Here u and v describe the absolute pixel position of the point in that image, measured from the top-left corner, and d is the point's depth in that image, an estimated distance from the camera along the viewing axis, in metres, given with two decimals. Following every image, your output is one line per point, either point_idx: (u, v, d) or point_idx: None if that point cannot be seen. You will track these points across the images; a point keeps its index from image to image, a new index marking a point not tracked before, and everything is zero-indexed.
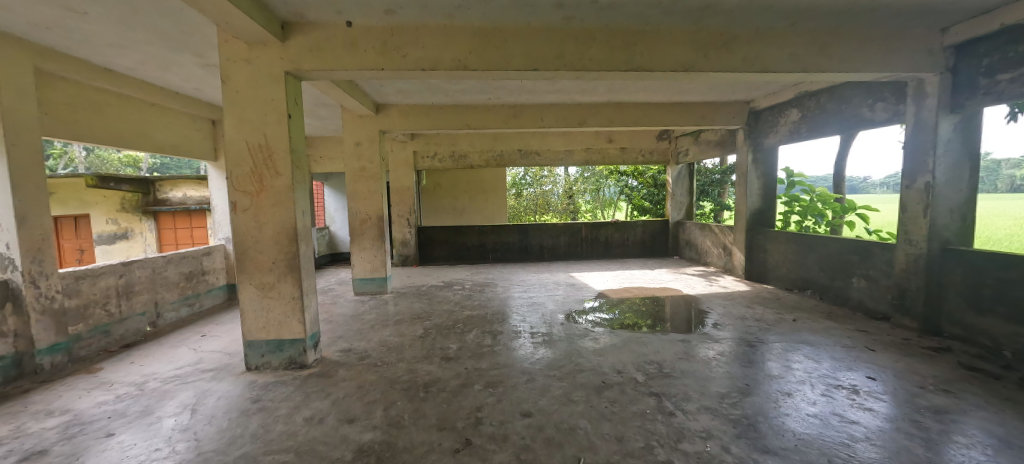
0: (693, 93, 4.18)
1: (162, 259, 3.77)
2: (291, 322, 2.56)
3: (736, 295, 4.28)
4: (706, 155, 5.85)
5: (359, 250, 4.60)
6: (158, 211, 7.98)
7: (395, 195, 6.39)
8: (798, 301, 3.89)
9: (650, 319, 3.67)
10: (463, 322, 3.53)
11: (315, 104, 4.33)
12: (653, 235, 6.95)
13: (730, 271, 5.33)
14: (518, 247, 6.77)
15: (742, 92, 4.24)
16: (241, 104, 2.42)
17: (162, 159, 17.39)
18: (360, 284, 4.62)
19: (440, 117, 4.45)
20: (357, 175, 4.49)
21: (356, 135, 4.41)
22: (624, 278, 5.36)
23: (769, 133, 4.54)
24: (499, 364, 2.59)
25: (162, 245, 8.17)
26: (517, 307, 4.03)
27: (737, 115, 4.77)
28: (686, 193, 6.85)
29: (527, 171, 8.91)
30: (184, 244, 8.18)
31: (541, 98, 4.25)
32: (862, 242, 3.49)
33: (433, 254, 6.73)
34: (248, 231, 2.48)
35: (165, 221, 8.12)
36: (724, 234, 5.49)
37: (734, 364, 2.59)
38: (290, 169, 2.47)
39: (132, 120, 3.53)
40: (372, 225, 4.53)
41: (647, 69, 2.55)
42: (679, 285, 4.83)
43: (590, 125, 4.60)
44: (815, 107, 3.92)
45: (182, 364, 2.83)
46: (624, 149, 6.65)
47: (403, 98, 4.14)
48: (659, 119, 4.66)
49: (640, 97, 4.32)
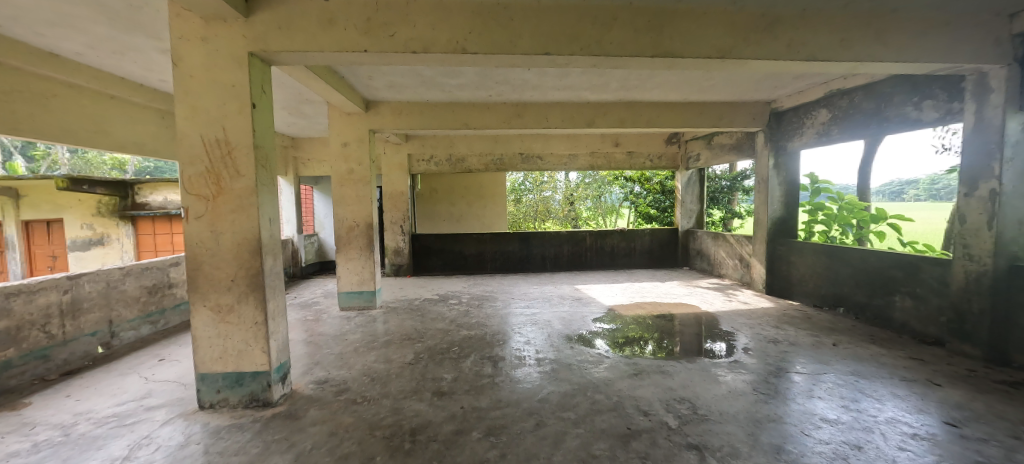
0: (713, 90, 3.83)
1: (118, 271, 3.34)
2: (253, 351, 2.14)
3: (760, 312, 3.89)
4: (720, 160, 5.50)
5: (345, 261, 4.17)
6: (136, 216, 7.51)
7: (389, 200, 6.02)
8: (832, 321, 3.50)
9: (657, 332, 3.48)
10: (460, 345, 3.11)
11: (299, 100, 3.95)
12: (661, 244, 6.56)
13: (748, 285, 4.94)
14: (518, 256, 6.36)
15: (767, 90, 3.90)
16: (196, 90, 2.03)
17: (149, 162, 16.94)
18: (346, 298, 4.18)
19: (436, 116, 4.07)
20: (344, 179, 4.10)
21: (344, 134, 4.03)
22: (633, 291, 4.96)
23: (794, 134, 4.19)
24: (502, 403, 2.17)
25: (140, 252, 7.68)
26: (519, 326, 3.60)
27: (757, 116, 4.41)
28: (696, 200, 6.48)
29: (527, 176, 8.71)
30: (164, 251, 7.71)
31: (546, 96, 3.91)
32: (907, 256, 3.12)
33: (428, 264, 6.30)
34: (203, 242, 2.08)
35: (144, 226, 7.63)
36: (741, 245, 5.11)
37: (781, 403, 2.17)
38: (253, 169, 2.07)
39: (87, 113, 3.12)
40: (360, 233, 4.11)
41: (677, 54, 2.18)
42: (695, 300, 4.42)
43: (599, 126, 4.22)
44: (849, 106, 3.57)
45: (126, 399, 2.38)
46: (630, 153, 6.30)
47: (395, 94, 3.76)
48: (673, 120, 4.30)
49: (653, 95, 3.98)
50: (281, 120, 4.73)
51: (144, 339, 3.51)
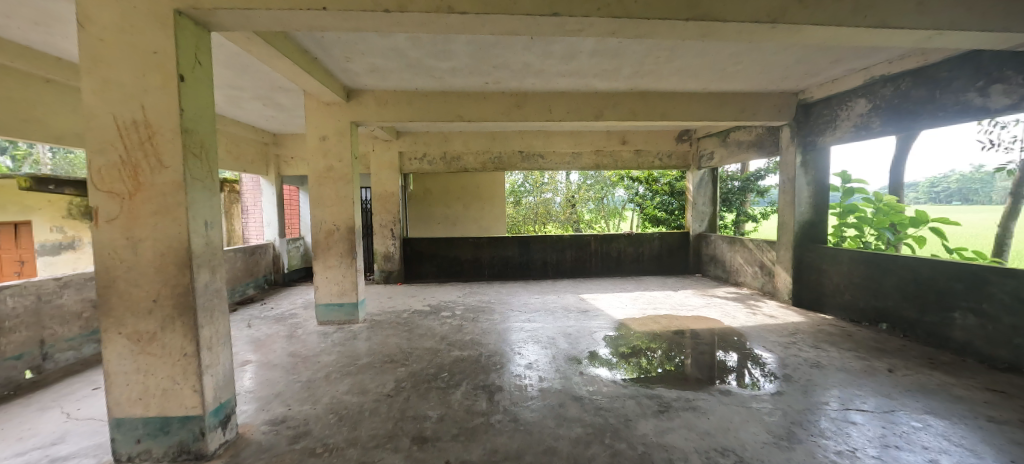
0: (739, 76, 3.39)
1: (53, 283, 2.87)
2: (181, 390, 1.67)
3: (792, 327, 3.44)
4: (737, 158, 5.06)
5: (323, 269, 3.68)
6: None
7: (379, 202, 5.58)
8: (878, 340, 3.05)
9: (673, 348, 3.10)
10: (450, 370, 2.65)
11: (271, 88, 3.51)
12: (672, 250, 6.10)
13: (771, 295, 4.48)
14: (518, 262, 5.90)
15: (796, 77, 3.49)
16: (107, 58, 1.58)
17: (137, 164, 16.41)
18: (324, 311, 3.71)
19: (426, 106, 3.63)
20: (322, 177, 3.63)
21: (322, 127, 3.57)
22: (645, 301, 4.49)
23: (826, 128, 3.76)
24: (498, 456, 1.69)
25: None
26: (518, 346, 3.12)
27: (783, 108, 3.98)
28: (709, 202, 6.05)
29: (527, 177, 8.31)
30: None
31: (549, 84, 3.49)
32: (970, 266, 2.68)
33: (420, 270, 5.84)
34: (117, 252, 1.63)
35: None
36: (762, 251, 4.65)
37: (853, 456, 1.68)
38: (181, 160, 1.62)
39: (15, 99, 2.67)
40: (341, 238, 3.64)
41: (717, 16, 1.74)
42: (715, 313, 3.95)
43: (608, 118, 3.78)
44: (894, 94, 3.14)
45: (30, 446, 1.89)
46: (638, 152, 5.86)
47: (379, 81, 3.32)
48: (692, 112, 3.86)
49: (669, 83, 3.56)
50: (256, 112, 4.29)
51: (87, 361, 3.03)
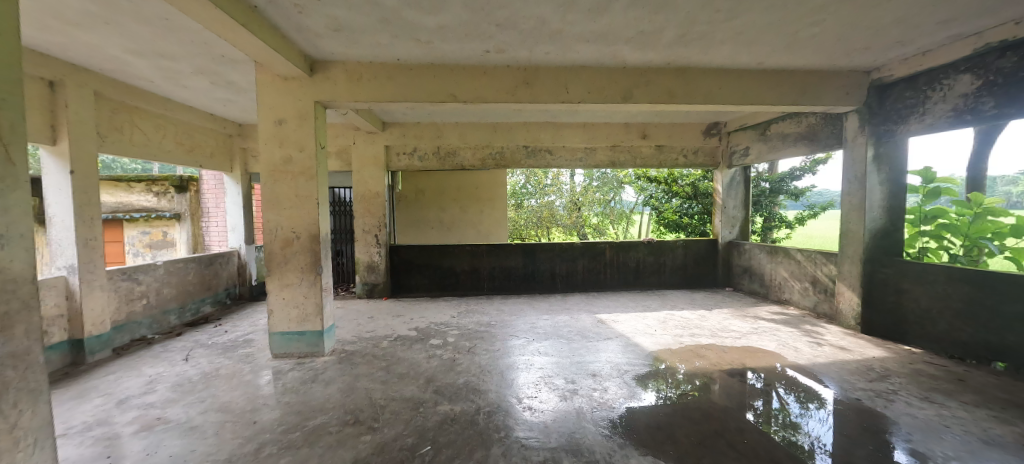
0: (810, 44, 2.65)
1: None
2: None
3: (880, 367, 2.67)
4: (779, 154, 4.32)
5: (279, 289, 2.89)
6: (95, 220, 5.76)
7: (361, 204, 4.84)
8: (1007, 390, 2.29)
9: (734, 398, 2.32)
10: (435, 442, 1.85)
11: (214, 58, 2.76)
12: (698, 259, 5.34)
13: (829, 318, 3.72)
14: (522, 273, 5.14)
15: (881, 47, 2.75)
16: None
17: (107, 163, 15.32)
18: (280, 342, 2.92)
19: (410, 83, 2.89)
20: (277, 172, 2.84)
21: (278, 107, 2.81)
22: (676, 324, 3.73)
23: (910, 113, 3.03)
24: None
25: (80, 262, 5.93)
26: (527, 396, 2.32)
27: (852, 90, 3.24)
28: (740, 206, 5.30)
29: (529, 177, 7.58)
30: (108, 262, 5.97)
31: (565, 54, 2.74)
32: None
33: (410, 283, 5.05)
34: None
35: None
36: (816, 264, 3.89)
37: None
38: None
39: None
40: (302, 249, 2.87)
41: None
42: (770, 343, 3.17)
43: (639, 100, 3.03)
44: (1018, 66, 2.41)
45: None
46: (660, 147, 5.11)
47: (349, 46, 2.57)
48: (742, 94, 3.11)
49: (718, 55, 2.81)
50: (207, 94, 3.55)
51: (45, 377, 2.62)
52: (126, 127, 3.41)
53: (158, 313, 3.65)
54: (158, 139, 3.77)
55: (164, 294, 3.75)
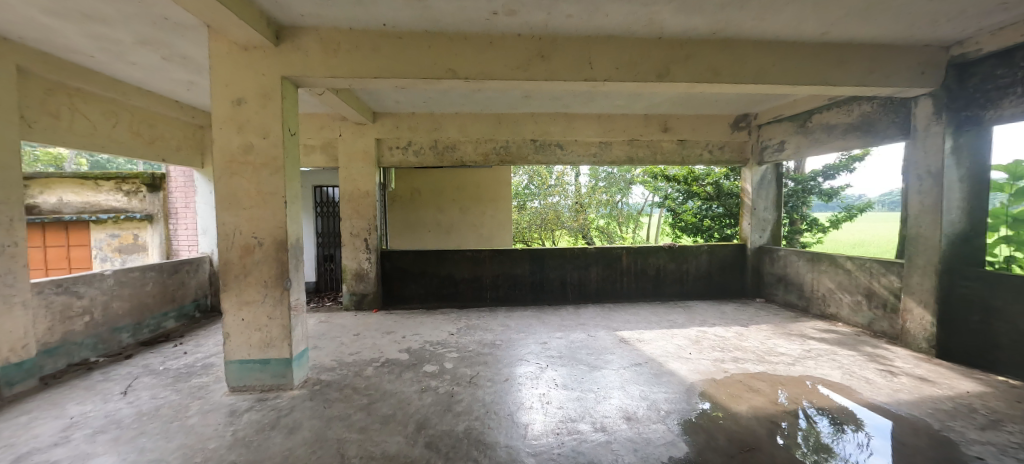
0: (899, 5, 2.12)
1: None
2: None
3: (984, 407, 2.14)
4: (823, 149, 3.81)
5: (237, 309, 2.36)
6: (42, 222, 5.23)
7: (349, 204, 4.30)
8: None
9: (815, 446, 1.77)
10: None
11: (156, 23, 2.24)
12: (723, 267, 4.82)
13: (892, 339, 3.19)
14: (529, 282, 4.62)
15: (980, 12, 2.23)
16: None
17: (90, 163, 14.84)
18: (239, 373, 2.39)
19: (399, 56, 2.37)
20: (234, 164, 2.31)
21: (235, 84, 2.28)
22: (712, 344, 3.20)
23: (1001, 94, 2.49)
24: None
25: (49, 269, 5.49)
26: (547, 452, 1.76)
27: (927, 70, 2.72)
28: (771, 207, 4.79)
29: (533, 177, 7.07)
30: (76, 269, 5.52)
31: (590, 18, 2.22)
32: None
33: (404, 294, 4.52)
34: None
35: (51, 236, 5.34)
36: (871, 275, 3.39)
37: None
38: None
39: None
40: (265, 258, 2.35)
41: None
42: (833, 372, 2.64)
43: (677, 78, 2.52)
44: None
45: None
46: (683, 142, 4.63)
47: (321, 5, 2.04)
48: (800, 73, 2.59)
49: (778, 21, 2.29)
50: (164, 74, 3.02)
51: None
52: (65, 112, 2.88)
53: (105, 331, 3.13)
54: (108, 127, 3.25)
55: (114, 309, 3.22)
